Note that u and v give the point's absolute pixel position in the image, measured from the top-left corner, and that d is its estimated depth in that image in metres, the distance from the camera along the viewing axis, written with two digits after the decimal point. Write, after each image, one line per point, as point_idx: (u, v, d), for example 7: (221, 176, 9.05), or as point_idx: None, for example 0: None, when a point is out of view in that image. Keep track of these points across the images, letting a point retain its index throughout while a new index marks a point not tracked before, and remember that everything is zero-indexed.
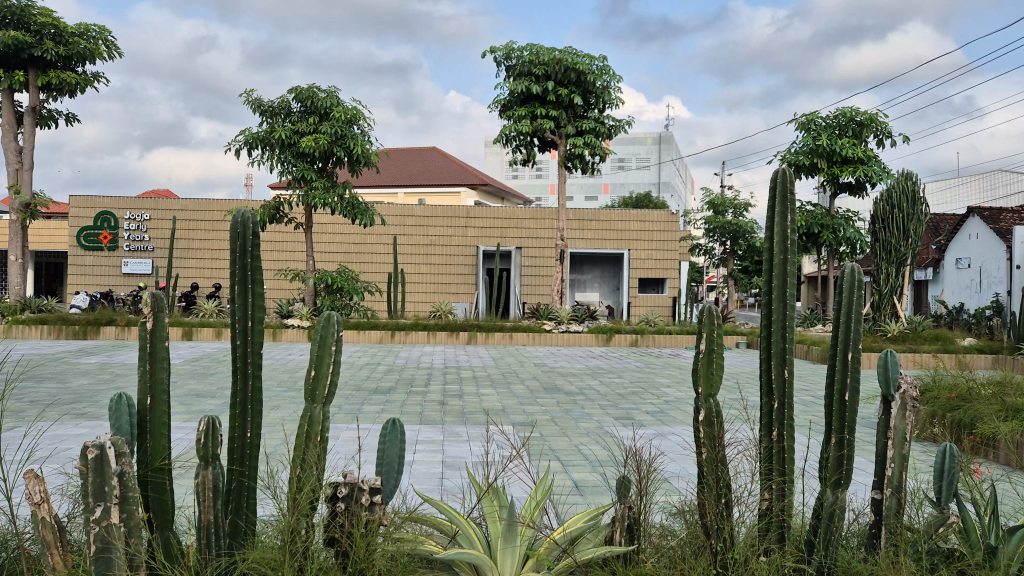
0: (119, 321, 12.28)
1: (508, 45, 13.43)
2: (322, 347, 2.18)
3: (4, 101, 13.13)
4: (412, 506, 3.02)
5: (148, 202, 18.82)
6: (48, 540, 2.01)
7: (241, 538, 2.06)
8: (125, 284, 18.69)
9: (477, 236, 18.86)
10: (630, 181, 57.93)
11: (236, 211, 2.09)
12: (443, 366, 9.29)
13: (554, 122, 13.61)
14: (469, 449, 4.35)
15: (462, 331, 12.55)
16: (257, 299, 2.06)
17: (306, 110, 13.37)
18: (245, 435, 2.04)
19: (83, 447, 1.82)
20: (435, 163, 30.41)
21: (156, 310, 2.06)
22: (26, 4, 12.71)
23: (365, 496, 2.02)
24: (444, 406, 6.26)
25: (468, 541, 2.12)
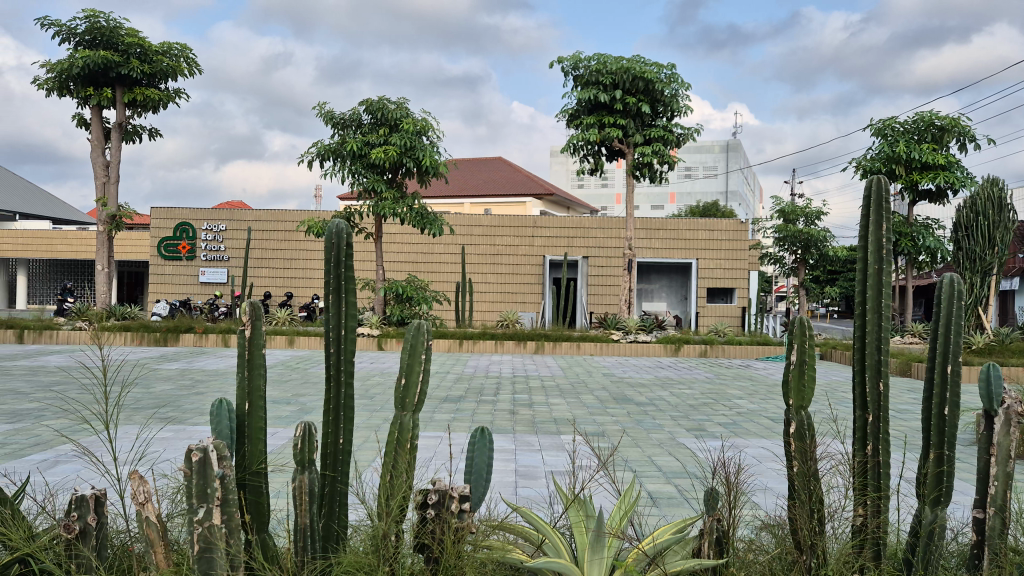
0: (198, 328, 12.72)
1: (576, 54, 13.41)
2: (412, 356, 2.21)
3: (92, 118, 13.74)
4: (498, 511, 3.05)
5: (224, 213, 19.42)
6: (152, 538, 2.10)
7: (333, 542, 2.10)
8: (202, 292, 19.30)
9: (544, 246, 18.89)
10: (697, 190, 57.32)
11: (331, 221, 2.15)
12: (512, 375, 9.32)
13: (621, 131, 13.61)
14: (543, 458, 4.37)
15: (530, 341, 12.60)
16: (350, 308, 2.10)
17: (377, 121, 13.63)
18: (338, 441, 2.09)
19: (186, 451, 1.90)
20: (501, 173, 30.71)
21: (255, 318, 2.14)
22: (114, 25, 13.29)
23: (455, 504, 2.05)
24: (515, 415, 6.30)
25: (555, 550, 2.12)
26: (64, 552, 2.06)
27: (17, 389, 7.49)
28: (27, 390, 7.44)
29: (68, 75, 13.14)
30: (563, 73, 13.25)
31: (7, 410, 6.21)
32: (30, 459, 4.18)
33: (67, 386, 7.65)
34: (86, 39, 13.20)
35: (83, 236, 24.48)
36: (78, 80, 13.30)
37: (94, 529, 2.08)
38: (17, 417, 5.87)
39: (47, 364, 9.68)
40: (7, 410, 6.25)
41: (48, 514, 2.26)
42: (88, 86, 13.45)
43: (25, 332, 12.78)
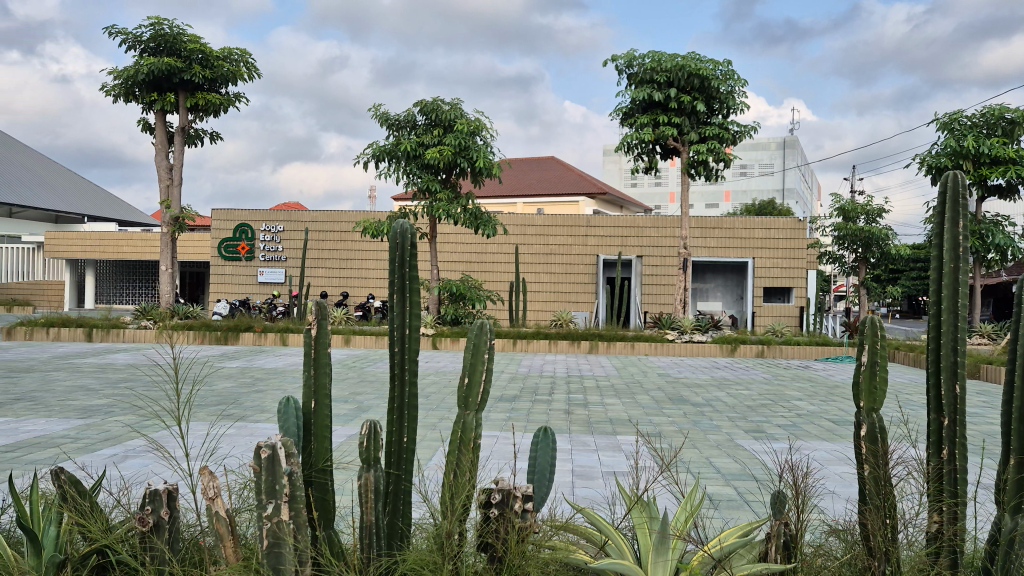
0: (257, 327, 12.98)
1: (630, 52, 13.31)
2: (476, 355, 2.23)
3: (156, 122, 14.12)
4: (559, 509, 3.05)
5: (282, 215, 19.80)
6: (222, 532, 2.14)
7: (398, 540, 2.12)
8: (260, 292, 19.68)
9: (597, 245, 18.81)
10: (753, 188, 56.41)
11: (396, 221, 2.17)
12: (567, 375, 9.30)
13: (676, 129, 13.46)
14: (600, 459, 4.34)
15: (584, 340, 12.56)
16: (415, 307, 2.12)
17: (431, 122, 13.75)
18: (403, 439, 2.11)
19: (256, 447, 1.94)
20: (553, 173, 30.69)
21: (321, 318, 2.17)
22: (177, 31, 13.65)
23: (518, 503, 2.05)
24: (570, 415, 6.28)
25: (618, 551, 2.11)
26: (139, 545, 2.12)
27: (87, 385, 7.75)
28: (97, 386, 7.68)
29: (134, 81, 13.55)
30: (617, 71, 13.17)
31: (79, 406, 6.43)
32: (103, 453, 4.32)
33: (134, 383, 7.88)
34: (151, 45, 13.59)
35: (147, 237, 25.19)
36: (143, 85, 13.69)
37: (167, 523, 2.13)
38: (88, 413, 6.06)
39: (115, 362, 9.99)
40: (79, 406, 6.46)
41: (124, 508, 2.33)
42: (153, 91, 13.83)
43: (94, 330, 13.21)
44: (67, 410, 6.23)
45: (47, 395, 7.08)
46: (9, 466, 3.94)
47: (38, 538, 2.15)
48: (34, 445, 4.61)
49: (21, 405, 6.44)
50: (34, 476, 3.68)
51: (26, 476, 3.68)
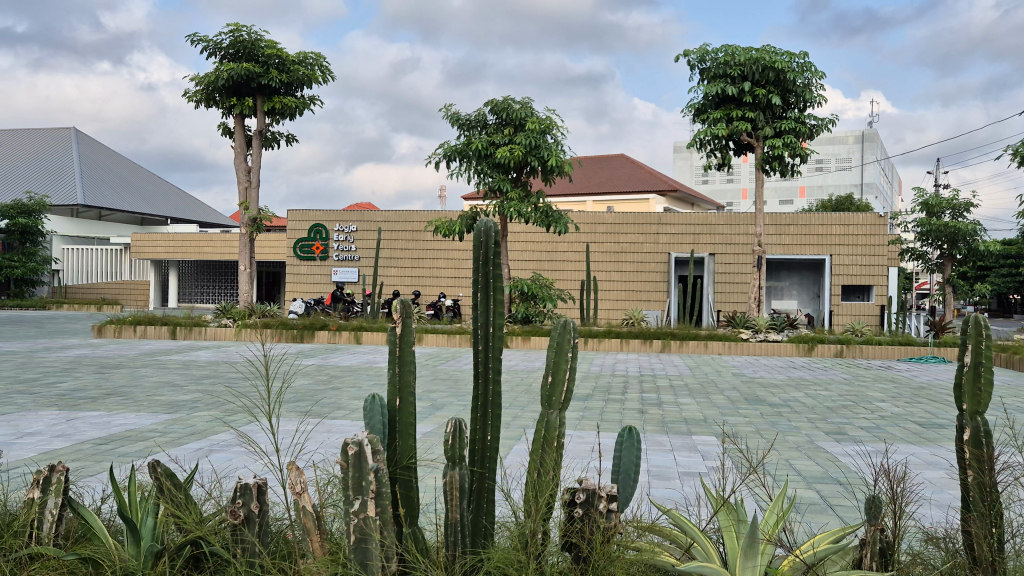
0: (331, 326, 13.23)
1: (703, 47, 13.10)
2: (559, 354, 2.21)
3: (236, 126, 14.54)
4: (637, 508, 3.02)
5: (355, 215, 20.16)
6: (309, 526, 2.18)
7: (481, 539, 2.13)
8: (334, 291, 20.09)
9: (669, 243, 18.59)
10: (829, 183, 54.96)
11: (479, 218, 2.17)
12: (639, 374, 9.21)
13: (751, 124, 13.18)
14: (676, 459, 4.28)
15: (656, 340, 12.42)
16: (499, 305, 2.12)
17: (502, 122, 13.80)
18: (487, 437, 2.12)
19: (343, 443, 1.97)
20: (624, 170, 30.45)
21: (405, 317, 2.19)
22: (255, 37, 14.03)
23: (603, 503, 2.04)
24: (645, 414, 6.22)
25: (704, 554, 2.06)
26: (231, 538, 2.18)
27: (173, 381, 8.03)
28: (182, 382, 7.96)
29: (214, 86, 14.00)
30: (689, 66, 12.97)
31: (166, 401, 6.67)
32: (191, 446, 4.46)
33: (216, 380, 8.13)
34: (230, 52, 14.02)
35: (227, 238, 25.97)
36: (223, 91, 14.13)
37: (257, 516, 2.19)
38: (175, 408, 6.29)
39: (198, 359, 10.34)
40: (166, 400, 6.70)
41: (216, 502, 2.40)
42: (232, 96, 14.25)
43: (177, 328, 13.69)
44: (155, 404, 6.47)
45: (136, 390, 7.37)
46: (106, 458, 4.11)
47: (137, 528, 2.23)
48: (126, 439, 4.79)
49: (113, 400, 6.72)
50: (130, 467, 3.83)
51: (122, 467, 3.84)
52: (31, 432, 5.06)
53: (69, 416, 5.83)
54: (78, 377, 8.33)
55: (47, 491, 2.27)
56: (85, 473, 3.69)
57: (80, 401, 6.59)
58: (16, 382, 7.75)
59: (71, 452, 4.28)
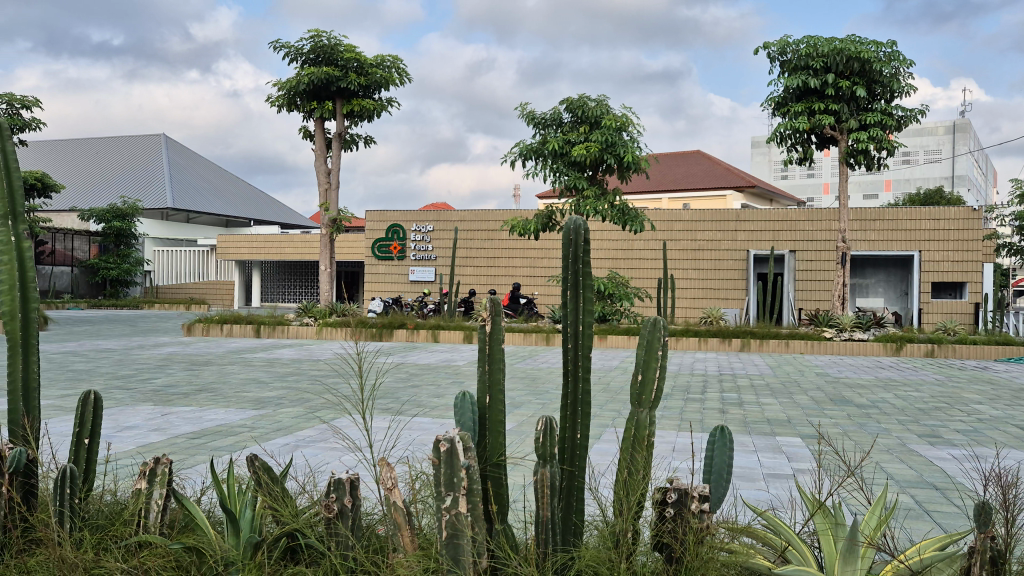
0: (409, 324, 13.44)
1: (783, 39, 12.77)
2: (649, 351, 2.19)
3: (316, 130, 14.89)
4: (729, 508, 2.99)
5: (431, 215, 20.41)
6: (400, 521, 2.20)
7: (571, 538, 2.13)
8: (411, 290, 20.40)
9: (747, 240, 18.23)
10: (916, 177, 53.07)
11: (568, 217, 2.16)
12: (718, 373, 9.07)
13: (834, 117, 12.81)
14: (761, 460, 4.21)
15: (735, 338, 12.21)
16: (588, 303, 2.12)
17: (577, 120, 13.75)
18: (576, 436, 2.13)
19: (435, 440, 1.99)
20: (700, 167, 30.04)
21: (495, 314, 2.20)
22: (335, 42, 14.35)
23: (695, 503, 1.99)
24: (725, 414, 6.11)
25: (800, 558, 2.00)
26: (325, 532, 2.23)
27: (259, 379, 8.29)
28: (268, 380, 8.20)
29: (296, 91, 14.37)
30: (769, 59, 12.66)
31: (254, 397, 6.88)
32: (280, 441, 4.60)
33: (300, 377, 8.35)
34: (311, 57, 14.39)
35: (307, 239, 26.63)
36: (304, 95, 14.48)
37: (350, 510, 2.23)
38: (261, 404, 6.49)
39: (282, 357, 10.66)
40: (253, 397, 6.92)
41: (309, 495, 2.46)
42: (313, 100, 14.58)
43: (262, 327, 14.12)
44: (243, 400, 6.68)
45: (225, 387, 7.63)
46: (200, 451, 4.27)
47: (236, 519, 2.30)
48: (218, 433, 4.98)
49: (204, 396, 6.97)
50: (226, 460, 3.97)
51: (219, 460, 3.98)
52: (130, 425, 5.30)
53: (164, 411, 6.08)
54: (171, 373, 8.67)
55: (152, 482, 2.35)
56: (185, 465, 3.85)
57: (173, 397, 6.85)
58: (114, 378, 8.12)
59: (168, 446, 4.46)
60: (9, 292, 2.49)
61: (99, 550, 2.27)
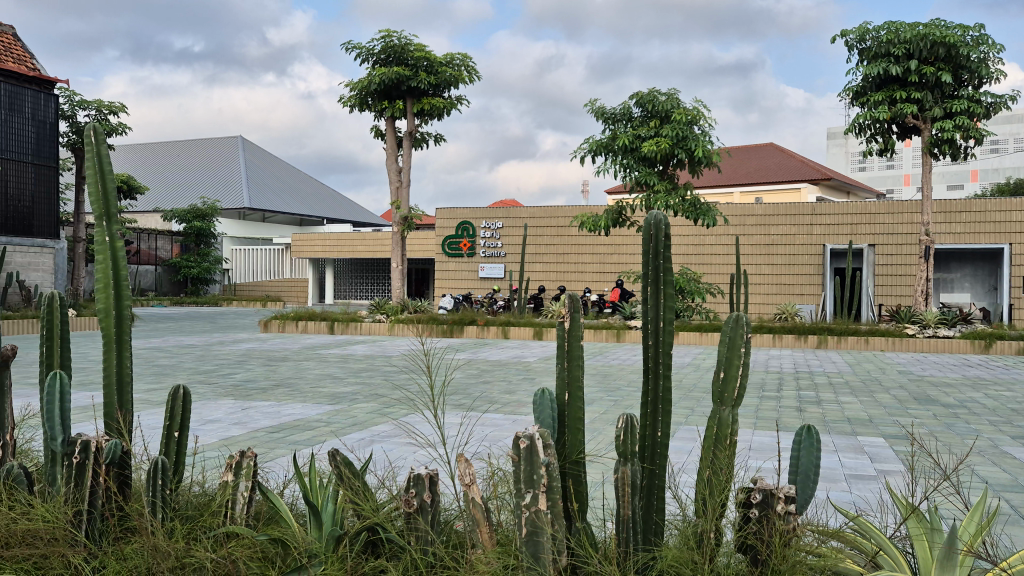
0: (479, 321, 13.50)
1: (863, 26, 12.38)
2: (731, 349, 2.14)
3: (387, 128, 15.11)
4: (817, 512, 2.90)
5: (501, 212, 20.49)
6: (478, 518, 2.20)
7: (652, 537, 2.10)
8: (481, 287, 20.55)
9: (824, 235, 17.77)
10: (1006, 166, 50.77)
11: (649, 211, 2.13)
12: (794, 370, 8.83)
13: (917, 105, 12.34)
14: (843, 460, 4.10)
15: (812, 335, 11.92)
16: (668, 300, 2.09)
17: (647, 114, 13.59)
18: (657, 434, 2.11)
19: (515, 437, 1.99)
20: (775, 159, 29.39)
21: (573, 311, 2.18)
22: (405, 42, 14.52)
23: (781, 505, 1.93)
24: (802, 413, 5.96)
25: (892, 563, 1.93)
26: (406, 526, 2.25)
27: (334, 374, 8.47)
28: (342, 375, 8.36)
29: (367, 91, 14.60)
30: (848, 47, 12.27)
31: (329, 393, 7.02)
32: (355, 436, 4.68)
33: (374, 373, 8.49)
34: (382, 57, 14.60)
35: (378, 237, 27.03)
36: (375, 95, 14.70)
37: (429, 505, 2.24)
38: (336, 399, 6.62)
39: (354, 353, 10.85)
40: (328, 392, 7.05)
41: (388, 489, 2.48)
42: (384, 100, 14.79)
43: (335, 323, 14.40)
44: (318, 396, 6.82)
45: (301, 382, 7.82)
46: (278, 445, 4.38)
47: (319, 512, 2.33)
48: (295, 427, 5.10)
49: (281, 391, 7.15)
50: (307, 454, 4.07)
51: (300, 454, 4.09)
52: (213, 419, 5.47)
53: (244, 405, 6.26)
54: (250, 369, 8.92)
55: (238, 475, 2.42)
56: (267, 458, 3.97)
57: (252, 392, 7.04)
58: (196, 372, 8.40)
59: (249, 439, 4.58)
60: (105, 290, 2.58)
61: (190, 539, 2.33)
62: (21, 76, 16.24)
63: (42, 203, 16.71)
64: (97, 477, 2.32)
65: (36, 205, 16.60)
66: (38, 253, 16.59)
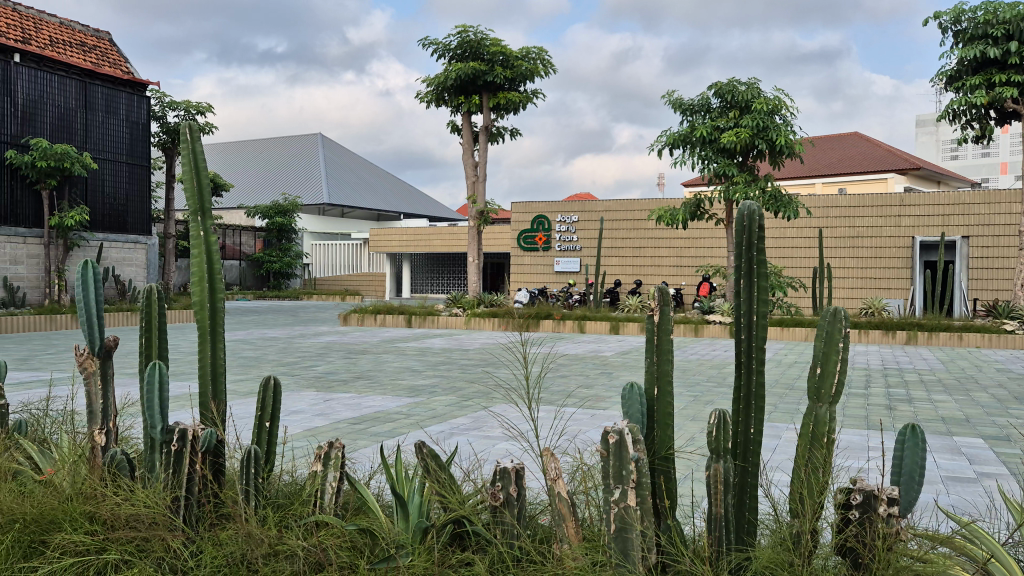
0: (555, 315, 13.49)
1: (958, 7, 11.82)
2: (829, 344, 2.06)
3: (463, 124, 15.20)
4: (924, 518, 2.77)
5: (576, 205, 20.41)
6: (564, 514, 2.17)
7: (745, 536, 2.04)
8: (556, 281, 20.52)
9: (913, 226, 17.11)
10: None
11: (741, 202, 2.07)
12: (882, 367, 8.52)
13: (1017, 89, 11.73)
14: (941, 460, 3.93)
15: (900, 331, 11.49)
16: (763, 293, 2.03)
17: (727, 104, 13.31)
18: (750, 430, 2.05)
19: (604, 432, 1.95)
20: (859, 148, 28.45)
21: (663, 304, 2.15)
22: (481, 37, 14.57)
23: (883, 507, 1.84)
24: (893, 411, 5.74)
25: (1005, 570, 1.83)
26: (492, 519, 2.25)
27: (413, 366, 8.59)
28: (420, 368, 8.46)
29: (444, 87, 14.72)
30: (941, 30, 11.72)
31: (409, 385, 7.12)
32: (437, 428, 4.73)
33: (452, 366, 8.57)
34: (459, 52, 14.70)
35: (454, 232, 27.26)
36: (451, 90, 14.80)
37: (516, 499, 2.23)
38: (415, 392, 6.70)
39: (431, 346, 10.98)
40: (407, 385, 7.14)
41: (474, 482, 2.48)
42: (460, 95, 14.88)
43: (412, 317, 14.60)
44: (398, 388, 6.92)
45: (381, 374, 7.96)
46: (360, 437, 4.45)
47: (406, 504, 2.34)
48: (376, 419, 5.19)
49: (362, 383, 7.29)
50: (392, 446, 4.14)
51: (386, 445, 4.16)
52: (297, 410, 5.61)
53: (326, 396, 6.41)
54: (331, 361, 9.12)
55: (327, 465, 2.45)
56: (354, 449, 4.06)
57: (334, 384, 7.20)
58: (280, 364, 8.64)
59: (333, 430, 4.68)
60: (199, 282, 2.65)
61: (281, 527, 2.38)
62: (116, 80, 16.97)
63: (136, 201, 17.43)
64: (193, 464, 2.38)
65: (130, 204, 17.30)
66: (132, 249, 17.33)
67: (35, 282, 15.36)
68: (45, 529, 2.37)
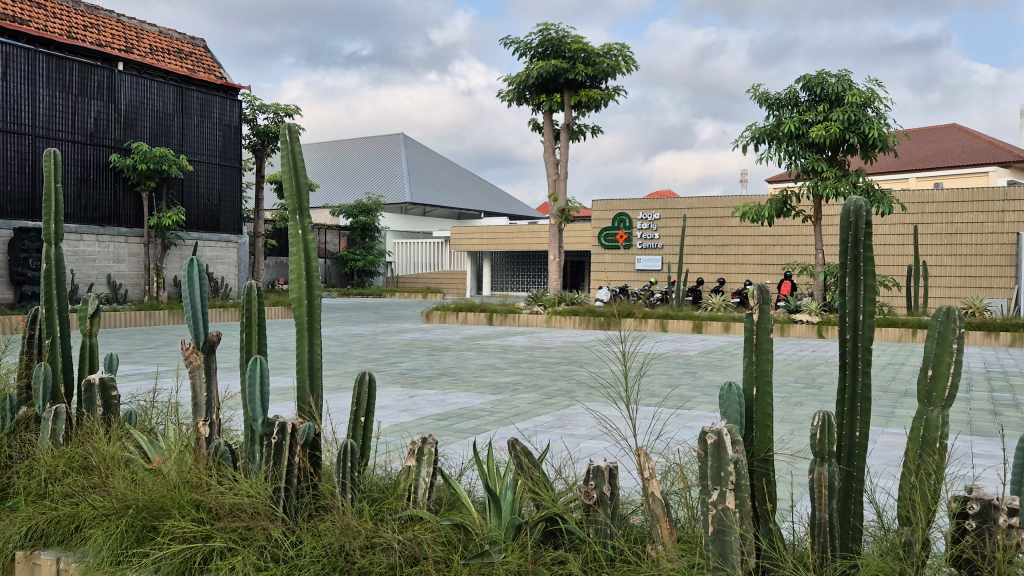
0: (637, 314, 13.32)
1: None
2: (942, 342, 1.96)
3: (545, 121, 15.21)
4: None
5: (658, 202, 20.15)
6: (657, 513, 2.13)
7: (849, 543, 1.98)
8: (638, 279, 20.33)
9: (1017, 222, 16.28)
10: None
11: (847, 198, 2.00)
12: (985, 369, 8.13)
13: None
14: None
15: (1003, 332, 10.94)
16: (869, 291, 1.95)
17: (816, 98, 12.91)
18: (854, 433, 1.98)
19: (701, 433, 1.91)
20: (958, 141, 27.36)
21: (762, 302, 2.10)
22: (562, 35, 14.55)
23: (1002, 517, 1.74)
24: (999, 416, 5.46)
25: None
26: (585, 518, 2.22)
27: (496, 364, 8.65)
28: (503, 365, 8.52)
29: (525, 85, 14.75)
30: None
31: (492, 382, 7.17)
32: (523, 425, 4.74)
33: (534, 363, 8.60)
34: (540, 50, 14.72)
35: (534, 230, 27.29)
36: (532, 89, 14.82)
37: (609, 498, 2.20)
38: (499, 389, 6.74)
39: (512, 344, 11.03)
40: (490, 382, 7.19)
41: (566, 480, 2.48)
42: (542, 93, 14.88)
43: (494, 314, 14.69)
44: (482, 385, 6.98)
45: (465, 371, 8.05)
46: (445, 433, 4.50)
47: (498, 500, 2.35)
48: (461, 416, 5.23)
49: (446, 380, 7.38)
50: (482, 443, 4.17)
51: (476, 443, 4.19)
52: (384, 406, 5.71)
53: (412, 392, 6.51)
54: (415, 358, 9.26)
55: (420, 460, 2.48)
56: (444, 446, 4.10)
57: (419, 380, 7.31)
58: (366, 360, 8.82)
59: (420, 426, 4.74)
60: (297, 279, 2.72)
61: (377, 520, 2.41)
62: (210, 84, 17.60)
63: (228, 201, 18.00)
64: (293, 455, 2.45)
65: (223, 204, 17.91)
66: (224, 247, 17.97)
67: (135, 279, 16.06)
68: (156, 515, 2.47)
